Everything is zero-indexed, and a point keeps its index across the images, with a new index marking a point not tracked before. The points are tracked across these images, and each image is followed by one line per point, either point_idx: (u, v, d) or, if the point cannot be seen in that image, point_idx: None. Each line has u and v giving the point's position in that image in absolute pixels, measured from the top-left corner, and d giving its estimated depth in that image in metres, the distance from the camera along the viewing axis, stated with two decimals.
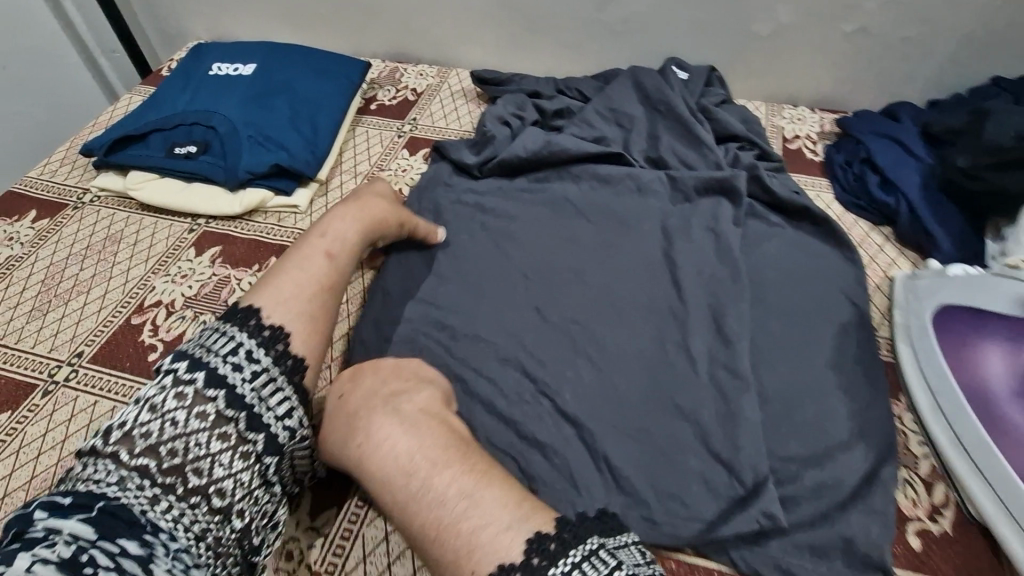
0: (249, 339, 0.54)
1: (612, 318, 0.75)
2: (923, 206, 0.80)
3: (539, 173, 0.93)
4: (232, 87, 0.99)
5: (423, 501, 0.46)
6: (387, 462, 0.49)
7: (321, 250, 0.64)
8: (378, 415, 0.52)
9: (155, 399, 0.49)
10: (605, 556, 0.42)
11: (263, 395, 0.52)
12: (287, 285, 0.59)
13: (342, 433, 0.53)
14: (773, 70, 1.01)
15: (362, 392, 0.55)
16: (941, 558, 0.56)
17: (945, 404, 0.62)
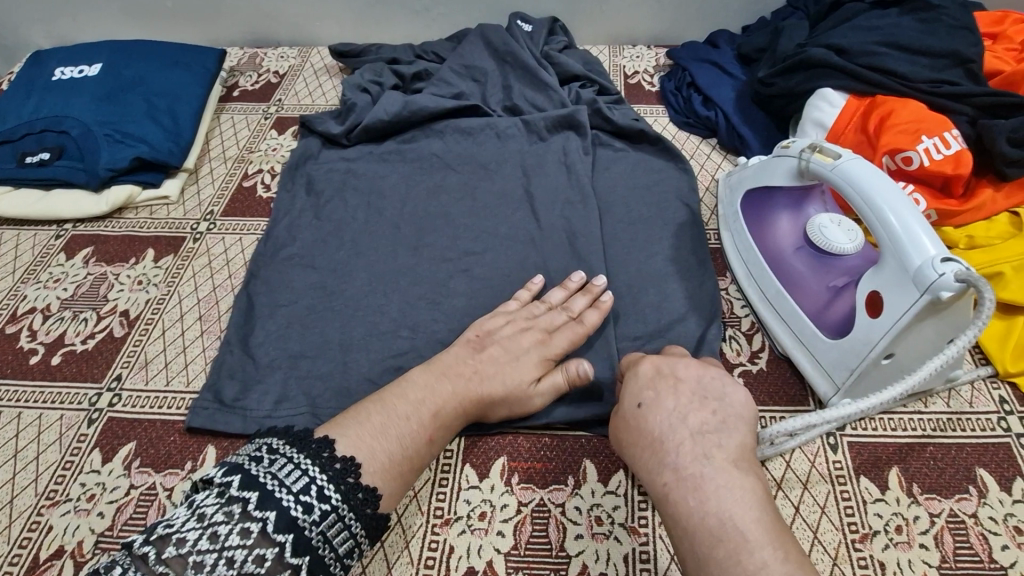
0: (322, 476, 0.51)
1: (480, 253, 0.83)
2: (735, 115, 0.94)
3: (404, 133, 0.98)
4: (80, 90, 0.99)
5: (720, 563, 0.45)
6: (697, 510, 0.47)
7: (426, 427, 0.58)
8: (682, 455, 0.50)
9: (216, 526, 0.47)
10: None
11: (330, 538, 0.50)
12: (383, 446, 0.55)
13: (643, 447, 0.53)
14: (609, 14, 1.13)
15: (667, 414, 0.54)
16: (757, 389, 0.68)
17: (754, 270, 0.75)
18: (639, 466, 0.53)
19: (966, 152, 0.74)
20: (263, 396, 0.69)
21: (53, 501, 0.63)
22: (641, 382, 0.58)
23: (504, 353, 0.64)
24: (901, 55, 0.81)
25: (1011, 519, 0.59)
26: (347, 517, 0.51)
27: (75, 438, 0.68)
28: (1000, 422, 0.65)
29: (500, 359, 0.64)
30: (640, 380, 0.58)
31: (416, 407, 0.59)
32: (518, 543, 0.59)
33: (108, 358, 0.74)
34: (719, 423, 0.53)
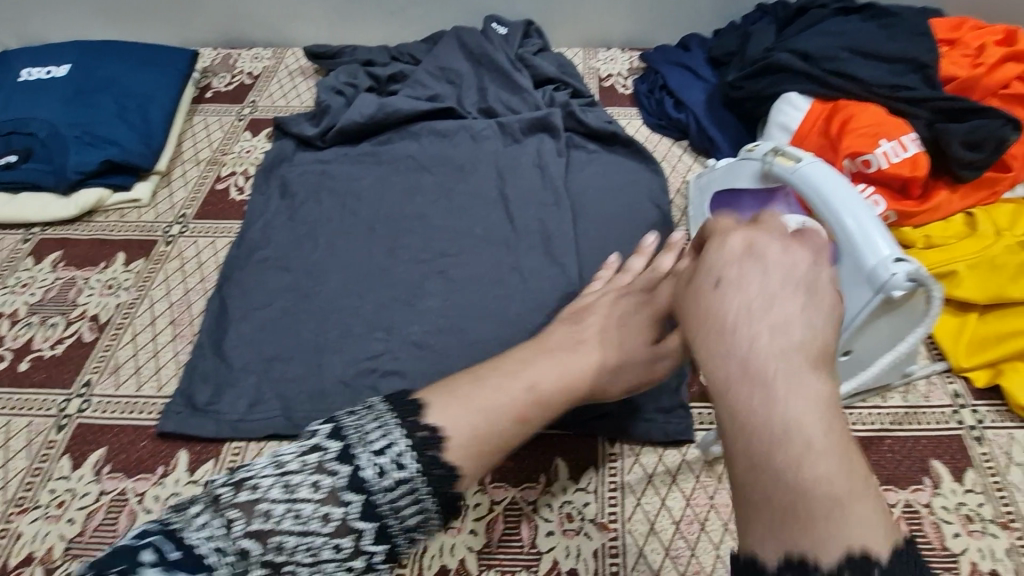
0: (404, 441, 0.47)
1: (455, 254, 0.84)
2: (706, 118, 0.96)
3: (379, 135, 0.98)
4: (47, 91, 0.98)
5: (778, 468, 0.36)
6: (762, 409, 0.38)
7: (524, 402, 0.52)
8: (762, 346, 0.40)
9: (291, 474, 0.45)
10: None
11: (399, 507, 0.46)
12: (471, 418, 0.50)
13: (706, 332, 0.43)
14: (583, 17, 1.15)
15: (749, 296, 0.43)
16: None
17: None
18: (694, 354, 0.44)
19: (922, 156, 0.76)
20: (236, 400, 0.69)
21: (21, 508, 0.63)
22: (719, 259, 0.46)
23: (604, 326, 0.61)
24: (863, 61, 0.84)
25: (962, 507, 0.61)
26: (423, 491, 0.47)
27: (44, 444, 0.67)
28: (954, 415, 0.68)
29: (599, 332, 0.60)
30: (721, 257, 0.46)
31: (514, 379, 0.53)
32: (491, 540, 0.60)
33: (78, 363, 0.74)
34: (805, 315, 0.42)
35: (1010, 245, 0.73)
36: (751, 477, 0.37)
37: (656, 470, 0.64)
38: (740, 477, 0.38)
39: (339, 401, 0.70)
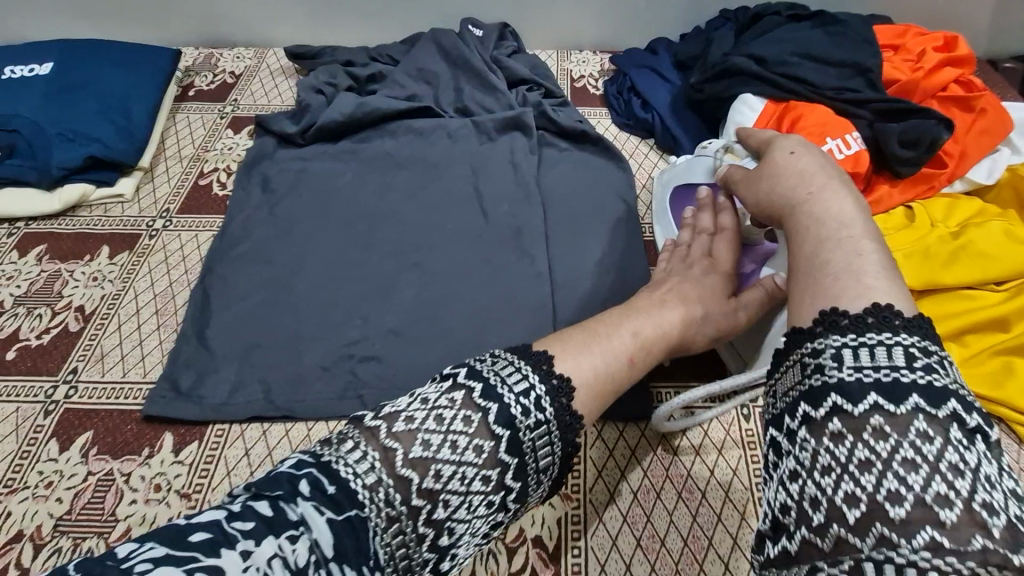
0: (540, 387, 0.51)
1: (430, 247, 0.88)
2: (670, 118, 1.02)
3: (358, 133, 1.02)
4: (30, 88, 1.00)
5: (835, 246, 0.50)
6: (827, 208, 0.53)
7: (629, 347, 0.58)
8: (832, 181, 0.55)
9: (440, 410, 0.47)
10: (942, 367, 0.42)
11: (535, 447, 0.49)
12: (589, 361, 0.54)
13: (785, 180, 0.58)
14: (555, 20, 1.20)
15: (818, 160, 0.58)
16: (682, 368, 0.75)
17: None
18: (773, 193, 0.59)
19: (864, 153, 0.82)
20: (220, 385, 0.73)
21: (10, 488, 0.65)
22: (790, 140, 0.62)
23: (690, 282, 0.68)
24: (813, 65, 0.90)
25: None
26: (555, 434, 0.50)
27: (32, 428, 0.70)
28: None
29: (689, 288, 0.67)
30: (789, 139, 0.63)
31: (616, 330, 0.59)
32: None
33: (63, 352, 0.76)
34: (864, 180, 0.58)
35: (943, 236, 0.79)
36: (817, 253, 0.50)
37: (617, 444, 0.69)
38: (803, 254, 0.51)
39: (319, 386, 0.74)
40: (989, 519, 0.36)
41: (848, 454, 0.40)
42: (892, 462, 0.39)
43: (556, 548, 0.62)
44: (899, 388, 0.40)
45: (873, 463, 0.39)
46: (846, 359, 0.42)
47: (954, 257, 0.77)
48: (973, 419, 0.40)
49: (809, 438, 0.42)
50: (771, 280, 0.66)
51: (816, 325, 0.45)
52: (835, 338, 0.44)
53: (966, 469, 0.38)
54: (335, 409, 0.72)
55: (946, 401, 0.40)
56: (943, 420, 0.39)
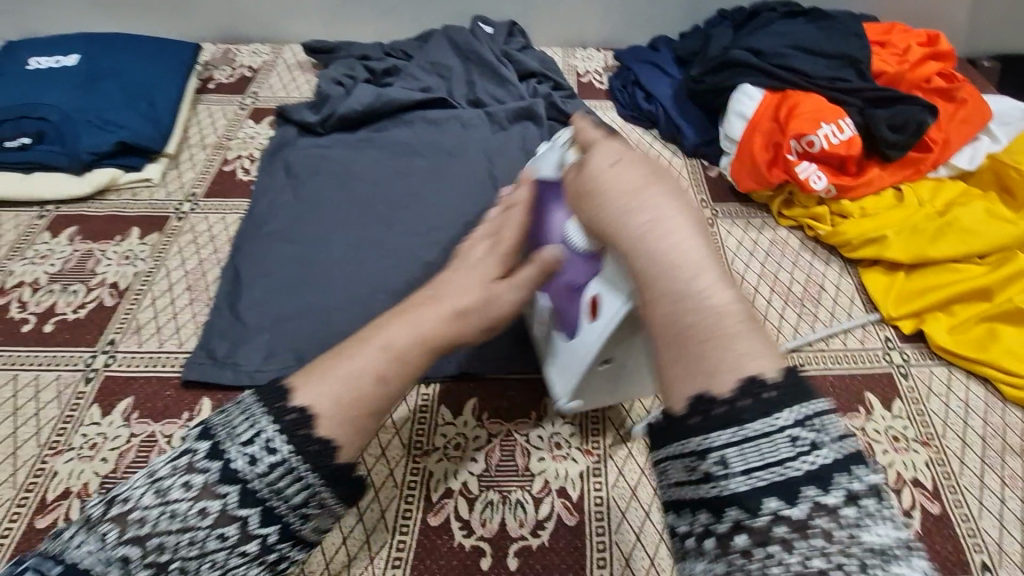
0: (270, 429, 0.43)
1: (449, 227, 0.92)
2: (673, 110, 1.07)
3: (376, 122, 1.06)
4: (57, 78, 1.03)
5: (695, 299, 0.43)
6: (669, 249, 0.45)
7: (376, 362, 0.48)
8: (665, 204, 0.48)
9: (160, 477, 0.41)
10: (823, 434, 0.38)
11: (281, 490, 0.42)
12: (333, 389, 0.46)
13: (613, 208, 0.49)
14: (561, 19, 1.25)
15: (640, 173, 0.51)
16: None
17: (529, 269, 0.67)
18: (607, 222, 0.50)
19: (856, 137, 0.88)
20: (253, 353, 0.76)
21: (55, 450, 0.68)
22: (611, 148, 0.54)
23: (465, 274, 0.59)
24: (808, 56, 0.96)
25: (890, 430, 0.72)
26: (300, 467, 0.42)
27: (73, 395, 0.72)
28: (886, 356, 0.79)
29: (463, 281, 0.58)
30: (612, 145, 0.55)
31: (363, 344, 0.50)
32: (490, 467, 0.68)
33: (101, 324, 0.79)
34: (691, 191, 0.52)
35: (929, 215, 0.86)
36: (676, 311, 0.43)
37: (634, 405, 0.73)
38: (662, 321, 0.44)
39: None
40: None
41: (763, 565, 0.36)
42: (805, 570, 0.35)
43: (579, 498, 0.66)
44: (789, 483, 0.37)
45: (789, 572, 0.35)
46: (735, 455, 0.38)
47: (940, 233, 0.83)
48: (861, 485, 0.37)
49: (729, 546, 0.37)
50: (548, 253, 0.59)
51: (690, 416, 0.40)
52: (716, 433, 0.39)
53: (876, 562, 0.35)
54: None
55: (836, 482, 0.37)
56: (837, 506, 0.36)
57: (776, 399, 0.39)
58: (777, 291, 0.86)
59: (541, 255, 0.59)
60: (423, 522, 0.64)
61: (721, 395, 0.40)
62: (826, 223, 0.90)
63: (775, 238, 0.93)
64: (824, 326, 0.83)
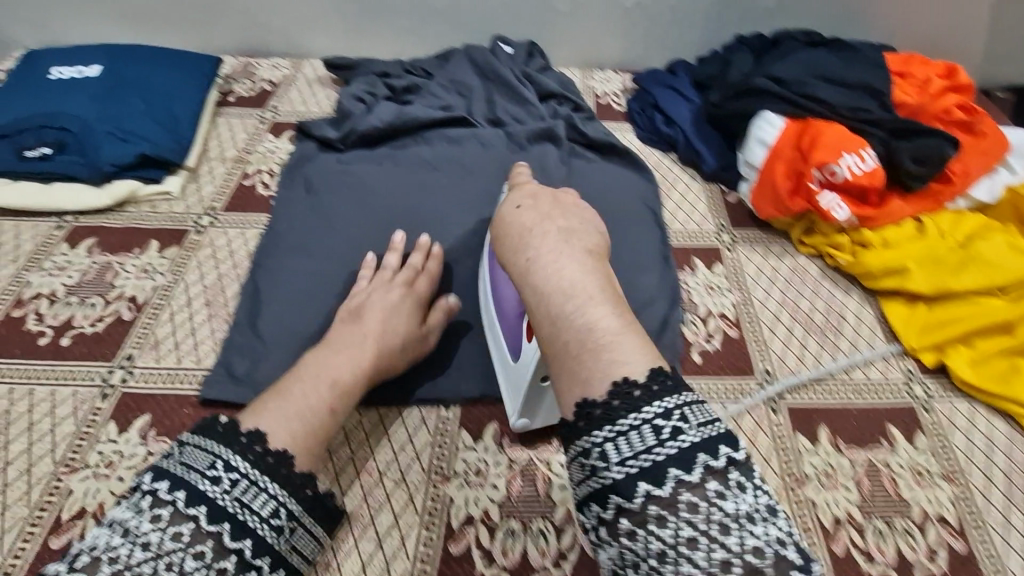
0: (229, 454, 0.54)
1: (469, 246, 0.91)
2: (692, 134, 1.08)
3: (396, 139, 1.06)
4: (78, 88, 1.03)
5: (571, 318, 0.52)
6: (552, 277, 0.54)
7: (327, 397, 0.64)
8: (551, 239, 0.58)
9: (131, 522, 0.49)
10: (686, 421, 0.46)
11: (248, 503, 0.53)
12: (288, 424, 0.59)
13: (513, 247, 0.60)
14: (580, 40, 1.26)
15: (538, 214, 0.62)
16: (712, 364, 0.80)
17: (489, 306, 0.78)
18: (507, 259, 0.61)
19: (879, 169, 0.89)
20: (273, 371, 0.75)
21: (70, 468, 0.67)
22: (520, 196, 0.66)
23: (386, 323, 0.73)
24: (828, 86, 0.97)
25: (914, 465, 0.71)
26: (258, 478, 0.54)
27: (89, 411, 0.71)
28: (909, 388, 0.79)
29: (387, 331, 0.73)
30: (520, 194, 0.67)
31: (314, 383, 0.65)
32: (511, 494, 0.67)
33: (119, 339, 0.78)
34: (587, 223, 0.61)
35: (951, 246, 0.86)
36: (555, 329, 0.52)
37: None
38: (550, 340, 0.53)
39: None
40: (760, 556, 0.42)
41: (648, 547, 0.43)
42: (679, 545, 0.42)
43: None
44: (658, 466, 0.44)
45: (670, 550, 0.42)
46: (616, 452, 0.46)
47: (963, 265, 0.84)
48: (722, 461, 0.45)
49: (625, 533, 0.44)
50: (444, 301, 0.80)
51: (576, 417, 0.48)
52: (596, 435, 0.46)
53: (733, 525, 0.43)
54: (385, 396, 0.75)
55: (697, 461, 0.44)
56: (698, 482, 0.44)
57: (642, 397, 0.46)
58: (798, 320, 0.86)
59: (442, 301, 0.79)
60: (444, 550, 0.63)
61: (595, 397, 0.48)
62: (846, 252, 0.90)
63: (795, 265, 0.93)
64: (845, 356, 0.82)
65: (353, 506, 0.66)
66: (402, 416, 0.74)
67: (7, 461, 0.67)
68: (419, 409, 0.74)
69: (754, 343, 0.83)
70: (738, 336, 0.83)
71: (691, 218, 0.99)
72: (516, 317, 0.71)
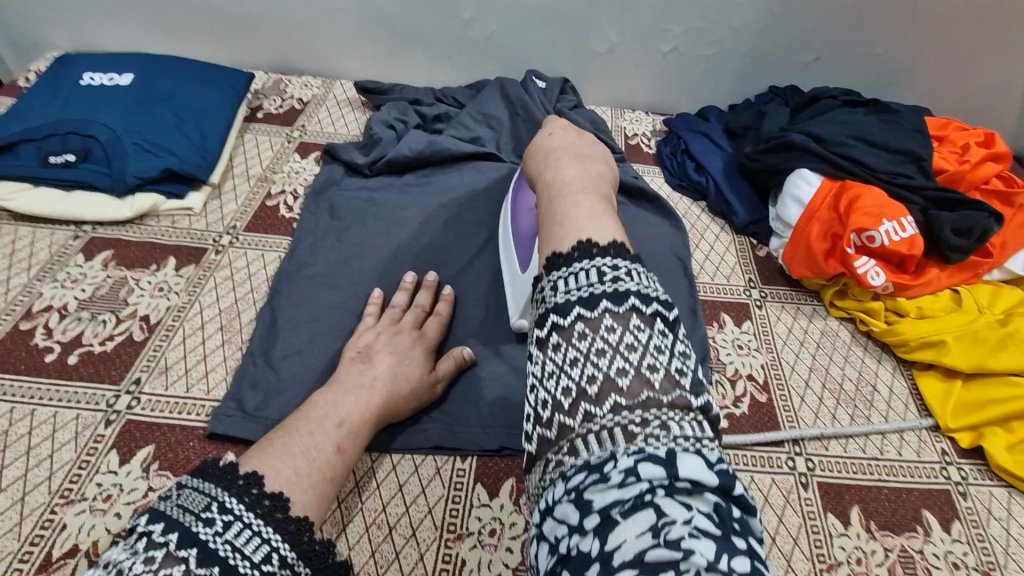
0: (225, 496, 0.49)
1: (493, 285, 0.89)
2: (724, 183, 1.06)
3: (423, 169, 1.05)
4: (109, 96, 1.02)
5: (561, 201, 0.53)
6: (557, 174, 0.57)
7: (335, 437, 0.62)
8: (570, 155, 0.60)
9: (123, 563, 0.42)
10: (630, 275, 0.45)
11: (240, 548, 0.46)
12: (288, 462, 0.56)
13: (538, 160, 0.62)
14: (613, 81, 1.25)
15: (566, 139, 0.63)
16: (740, 430, 0.77)
17: (506, 241, 0.87)
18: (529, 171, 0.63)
19: (918, 237, 0.87)
20: (285, 407, 0.73)
21: (66, 500, 0.64)
22: (555, 125, 0.68)
23: (393, 362, 0.71)
24: (867, 148, 0.96)
25: (951, 555, 0.68)
26: (251, 520, 0.48)
27: (91, 438, 0.68)
28: (944, 471, 0.75)
29: (394, 372, 0.70)
30: (556, 124, 0.68)
31: (320, 423, 0.62)
32: (526, 559, 0.64)
33: (127, 361, 0.76)
34: (605, 150, 0.64)
35: (990, 323, 0.83)
36: (548, 209, 0.54)
37: None
38: (544, 217, 0.54)
39: None
40: (659, 381, 0.41)
41: (564, 357, 0.42)
42: (593, 358, 0.42)
43: None
44: (592, 299, 0.43)
45: (582, 362, 0.41)
46: (560, 285, 0.45)
47: (1002, 343, 0.80)
48: (653, 308, 0.43)
49: (547, 349, 0.43)
50: (459, 349, 0.78)
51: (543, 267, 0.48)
52: (553, 273, 0.46)
53: (647, 355, 0.42)
54: (399, 442, 0.72)
55: (630, 300, 0.43)
56: (625, 317, 0.42)
57: (604, 255, 0.46)
58: (828, 387, 0.83)
59: (456, 350, 0.78)
60: None
61: (562, 250, 0.47)
62: (880, 319, 0.87)
63: (825, 328, 0.90)
64: (877, 431, 0.79)
65: (359, 562, 0.62)
66: (416, 464, 0.71)
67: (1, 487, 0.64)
68: (434, 458, 0.72)
69: (783, 409, 0.80)
70: (766, 402, 0.80)
71: (720, 271, 0.97)
72: (528, 237, 0.80)
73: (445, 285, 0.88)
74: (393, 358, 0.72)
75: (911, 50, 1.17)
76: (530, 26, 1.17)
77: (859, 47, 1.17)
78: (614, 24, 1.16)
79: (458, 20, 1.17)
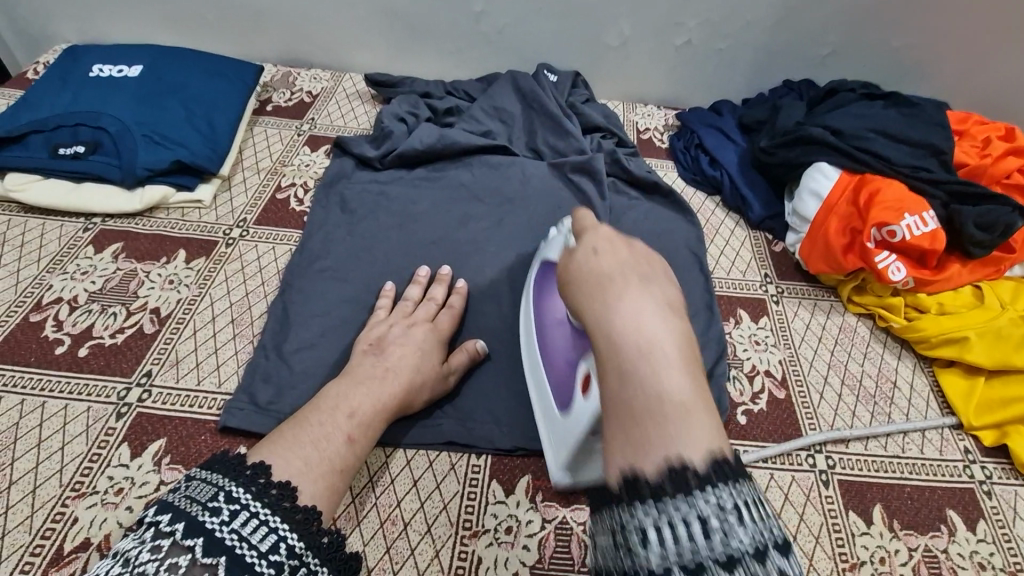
0: (232, 486, 0.49)
1: (507, 279, 0.88)
2: (739, 178, 1.05)
3: (435, 163, 1.03)
4: (118, 88, 1.01)
5: (638, 380, 0.41)
6: (626, 331, 0.43)
7: (345, 428, 0.60)
8: (631, 287, 0.46)
9: (130, 552, 0.43)
10: (742, 520, 0.35)
11: (247, 538, 0.46)
12: (298, 453, 0.55)
13: (588, 291, 0.49)
14: (625, 75, 1.24)
15: (619, 259, 0.49)
16: (758, 427, 0.76)
17: (535, 358, 0.73)
18: (574, 301, 0.50)
19: (940, 232, 0.85)
20: (297, 401, 0.72)
21: (78, 493, 0.63)
22: (600, 233, 0.53)
23: (405, 355, 0.70)
24: (886, 141, 0.94)
25: (976, 555, 0.66)
26: (257, 509, 0.48)
27: (102, 431, 0.68)
28: (966, 469, 0.74)
29: (405, 365, 0.69)
30: (600, 231, 0.54)
31: (331, 414, 0.61)
32: (543, 557, 0.63)
33: (138, 354, 0.75)
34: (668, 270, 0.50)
35: (1014, 319, 0.81)
36: (620, 390, 0.42)
37: None
38: (613, 398, 0.42)
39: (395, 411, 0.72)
40: None
41: None
42: None
43: None
44: (699, 568, 0.34)
45: None
46: (651, 532, 0.36)
47: None
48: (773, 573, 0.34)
49: None
50: (471, 341, 0.77)
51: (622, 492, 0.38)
52: (636, 512, 0.37)
53: None
54: (413, 437, 0.71)
55: (745, 565, 0.34)
56: None
57: (704, 495, 0.36)
58: (848, 384, 0.82)
59: (467, 342, 0.77)
60: None
61: (646, 476, 0.37)
62: (900, 315, 0.86)
63: (843, 324, 0.89)
64: (897, 427, 0.77)
65: (374, 558, 0.61)
66: (430, 460, 0.70)
67: (12, 480, 0.63)
68: (449, 454, 0.70)
69: (802, 406, 0.78)
70: (785, 399, 0.79)
71: (736, 266, 0.95)
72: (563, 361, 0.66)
73: (458, 279, 0.87)
74: (406, 351, 0.71)
75: (929, 44, 1.15)
76: (542, 19, 1.16)
77: (876, 40, 1.15)
78: (627, 17, 1.15)
79: (469, 13, 1.16)
